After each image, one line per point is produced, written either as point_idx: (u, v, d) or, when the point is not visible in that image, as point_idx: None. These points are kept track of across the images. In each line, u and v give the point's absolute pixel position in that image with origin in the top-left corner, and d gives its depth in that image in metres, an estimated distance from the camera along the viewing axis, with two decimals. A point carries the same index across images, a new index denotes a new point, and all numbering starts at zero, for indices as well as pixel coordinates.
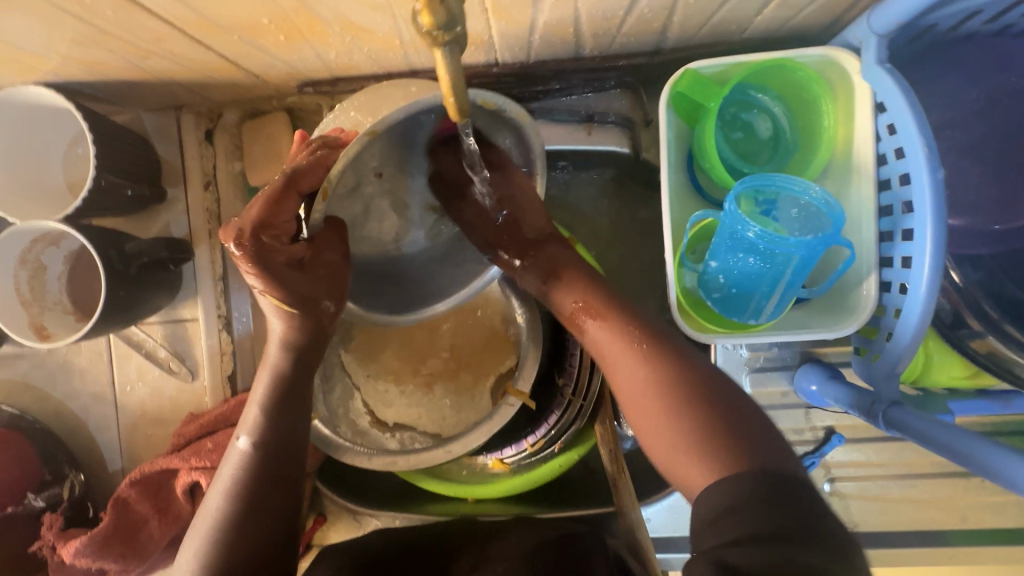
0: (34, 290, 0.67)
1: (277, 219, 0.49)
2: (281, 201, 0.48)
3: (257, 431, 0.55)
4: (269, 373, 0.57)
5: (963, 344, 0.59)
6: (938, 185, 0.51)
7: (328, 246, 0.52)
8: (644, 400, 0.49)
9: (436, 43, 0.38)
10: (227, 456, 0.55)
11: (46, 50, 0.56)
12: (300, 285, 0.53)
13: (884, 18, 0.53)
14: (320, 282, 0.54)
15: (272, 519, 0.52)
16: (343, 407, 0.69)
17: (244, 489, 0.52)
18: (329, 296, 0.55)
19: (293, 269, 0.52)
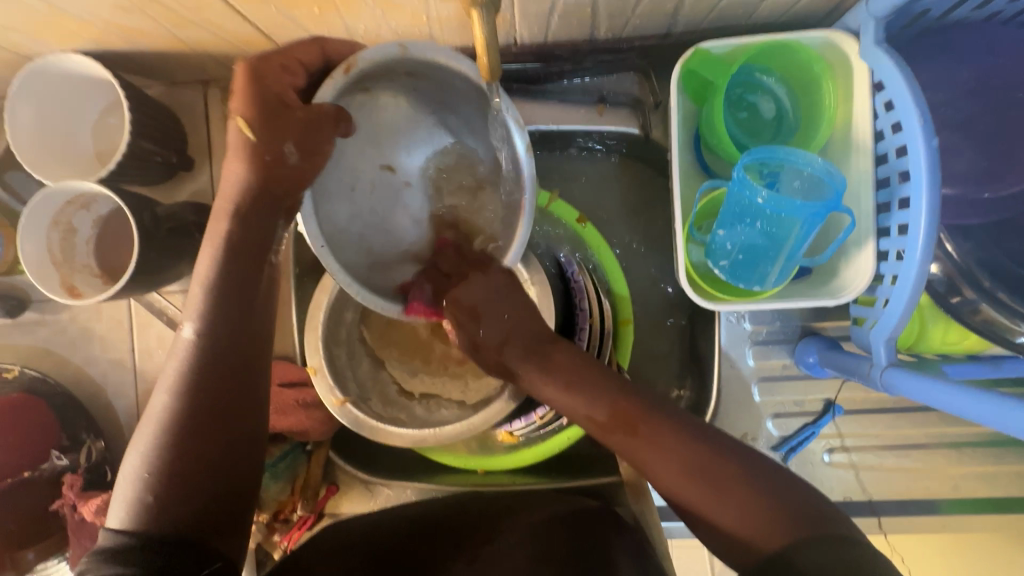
0: (65, 251, 0.69)
1: (267, 76, 0.53)
2: (265, 74, 0.53)
3: (200, 325, 0.54)
4: (213, 257, 0.55)
5: (959, 312, 0.62)
6: (933, 153, 0.54)
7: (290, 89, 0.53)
8: (683, 486, 0.49)
9: (474, 4, 0.43)
10: (171, 345, 0.54)
11: (89, 15, 0.58)
12: (280, 127, 0.53)
13: (882, 2, 0.57)
14: (292, 131, 0.52)
15: (224, 414, 0.52)
16: (366, 380, 0.72)
17: (190, 386, 0.52)
18: (285, 142, 0.53)
19: (270, 106, 0.53)
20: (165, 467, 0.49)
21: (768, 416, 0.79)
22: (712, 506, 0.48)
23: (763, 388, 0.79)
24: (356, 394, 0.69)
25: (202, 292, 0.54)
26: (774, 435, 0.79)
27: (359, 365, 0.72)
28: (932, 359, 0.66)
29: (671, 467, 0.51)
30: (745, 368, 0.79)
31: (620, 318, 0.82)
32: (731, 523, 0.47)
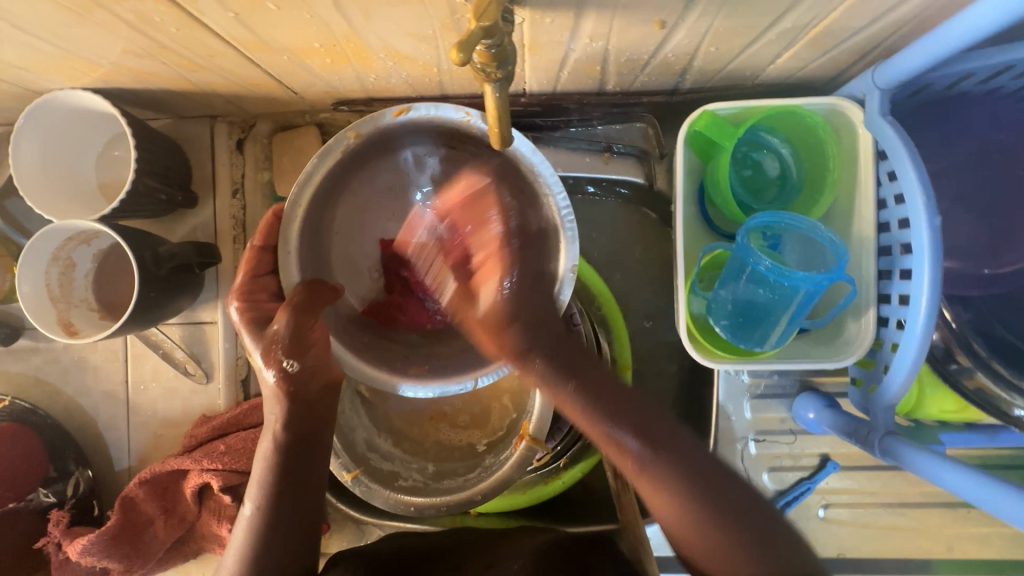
0: (63, 286, 0.68)
1: (262, 276, 0.63)
2: (260, 257, 0.63)
3: (261, 493, 0.58)
4: (268, 443, 0.59)
5: (953, 379, 0.62)
6: (935, 230, 0.55)
7: (293, 304, 0.57)
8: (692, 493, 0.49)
9: (489, 79, 0.42)
10: (237, 522, 0.58)
11: (100, 57, 0.58)
12: (287, 342, 0.57)
13: (888, 75, 0.58)
14: (286, 340, 0.57)
15: (295, 543, 0.57)
16: (367, 433, 0.74)
17: (264, 531, 0.56)
18: (290, 354, 0.57)
19: (264, 323, 0.60)
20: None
21: (764, 469, 0.79)
22: (660, 503, 0.50)
23: (760, 441, 0.79)
24: (362, 449, 0.71)
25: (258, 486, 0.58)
26: (769, 488, 0.79)
27: (358, 418, 0.73)
28: (931, 427, 0.67)
29: (671, 501, 0.50)
30: (743, 420, 0.79)
31: (617, 365, 0.80)
32: (708, 560, 0.49)
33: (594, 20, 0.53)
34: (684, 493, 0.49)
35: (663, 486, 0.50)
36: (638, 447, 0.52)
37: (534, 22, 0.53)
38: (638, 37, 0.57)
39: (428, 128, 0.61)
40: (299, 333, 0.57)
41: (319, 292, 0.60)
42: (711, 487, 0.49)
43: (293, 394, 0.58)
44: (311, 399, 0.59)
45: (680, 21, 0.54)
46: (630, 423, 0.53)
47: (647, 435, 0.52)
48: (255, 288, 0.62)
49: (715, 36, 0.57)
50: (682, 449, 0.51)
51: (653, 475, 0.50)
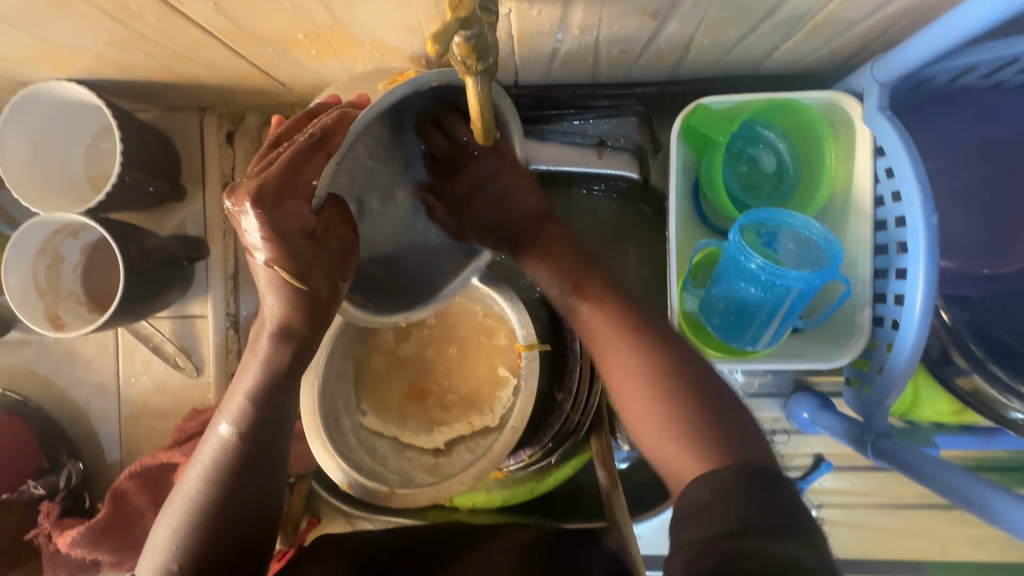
0: (50, 279, 0.68)
1: (300, 177, 0.41)
2: (307, 157, 0.41)
3: (240, 423, 0.50)
4: (257, 363, 0.50)
5: (947, 379, 0.62)
6: (931, 229, 0.53)
7: (343, 228, 0.45)
8: (643, 374, 0.49)
9: (469, 72, 0.41)
10: (207, 439, 0.52)
11: (82, 49, 0.58)
12: (327, 265, 0.45)
13: (888, 69, 0.56)
14: (331, 262, 0.45)
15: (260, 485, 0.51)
16: (404, 463, 0.70)
17: (232, 467, 0.50)
18: (345, 277, 0.46)
19: (305, 241, 0.42)
20: (193, 543, 0.48)
21: None
22: (636, 415, 0.48)
23: None
24: (401, 475, 0.68)
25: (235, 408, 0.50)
26: None
27: (385, 455, 0.70)
28: (925, 429, 0.66)
29: (633, 375, 0.49)
30: None
31: None
32: (666, 458, 0.45)
33: (583, 11, 0.52)
34: (665, 395, 0.47)
35: (636, 360, 0.50)
36: (610, 311, 0.54)
37: (521, 13, 0.52)
38: (629, 28, 0.56)
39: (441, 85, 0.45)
40: (336, 259, 0.45)
41: (342, 218, 0.44)
42: (702, 395, 0.47)
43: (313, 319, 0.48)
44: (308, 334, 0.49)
45: (671, 11, 0.52)
46: (590, 291, 0.56)
47: (603, 307, 0.54)
48: (284, 197, 0.41)
49: (709, 27, 0.56)
50: (654, 323, 0.53)
51: (597, 327, 0.54)
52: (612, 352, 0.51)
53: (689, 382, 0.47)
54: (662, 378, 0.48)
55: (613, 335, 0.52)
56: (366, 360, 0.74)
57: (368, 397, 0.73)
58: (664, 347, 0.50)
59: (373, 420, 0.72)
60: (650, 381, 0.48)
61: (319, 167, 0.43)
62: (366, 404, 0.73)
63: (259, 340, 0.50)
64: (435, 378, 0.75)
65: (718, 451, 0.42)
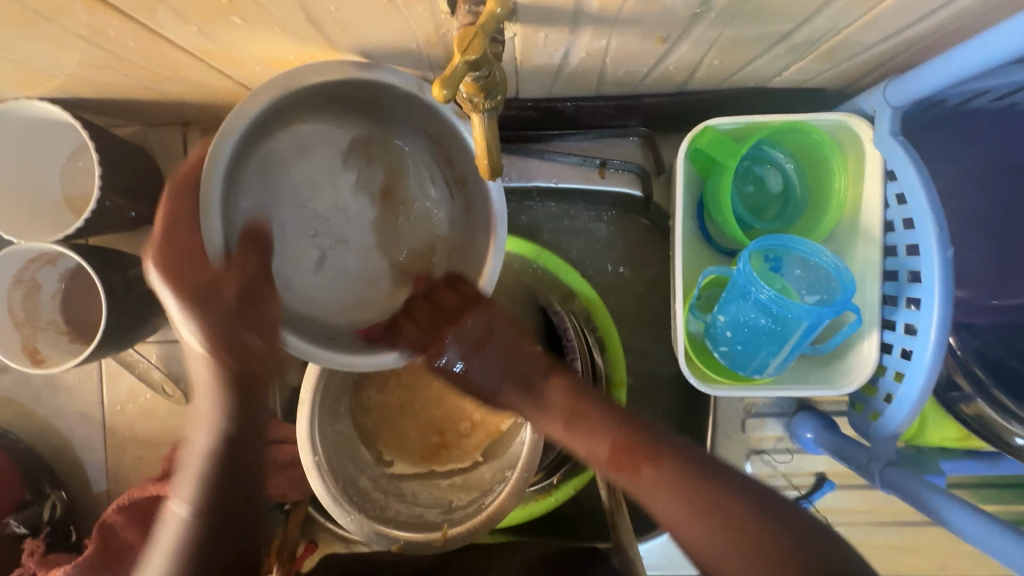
0: (27, 309, 0.65)
1: (184, 209, 0.49)
2: (179, 197, 0.49)
3: (218, 428, 0.52)
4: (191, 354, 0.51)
5: (953, 405, 0.61)
6: (947, 262, 0.52)
7: (245, 271, 0.49)
8: (666, 505, 0.50)
9: (476, 109, 0.39)
10: (162, 523, 0.53)
11: (55, 70, 0.54)
12: (225, 318, 0.49)
13: (900, 93, 0.55)
14: (238, 316, 0.49)
15: (243, 493, 0.53)
16: (438, 491, 0.69)
17: (201, 501, 0.51)
18: (249, 327, 0.49)
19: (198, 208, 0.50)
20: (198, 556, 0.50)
21: None
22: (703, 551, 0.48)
23: (757, 460, 0.78)
24: (439, 505, 0.67)
25: (194, 471, 0.51)
26: None
27: (416, 495, 0.68)
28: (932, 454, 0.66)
29: (678, 506, 0.49)
30: (740, 437, 0.78)
31: (612, 382, 0.78)
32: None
33: (591, 34, 0.49)
34: (694, 489, 0.49)
35: (676, 486, 0.50)
36: (652, 470, 0.52)
37: (526, 36, 0.49)
38: (636, 50, 0.53)
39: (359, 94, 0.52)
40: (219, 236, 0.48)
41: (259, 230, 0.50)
42: (752, 507, 0.48)
43: (242, 385, 0.51)
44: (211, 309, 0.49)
45: (683, 36, 0.50)
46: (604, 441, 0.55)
47: (621, 452, 0.54)
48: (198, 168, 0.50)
49: (720, 50, 0.54)
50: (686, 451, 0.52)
51: (660, 492, 0.51)
52: (668, 508, 0.50)
53: (735, 497, 0.49)
54: (734, 517, 0.48)
55: (641, 483, 0.52)
56: (366, 409, 0.73)
57: (388, 444, 0.73)
58: (699, 474, 0.50)
59: (401, 466, 0.72)
60: (690, 474, 0.50)
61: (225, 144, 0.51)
62: (390, 454, 0.73)
63: (202, 403, 0.53)
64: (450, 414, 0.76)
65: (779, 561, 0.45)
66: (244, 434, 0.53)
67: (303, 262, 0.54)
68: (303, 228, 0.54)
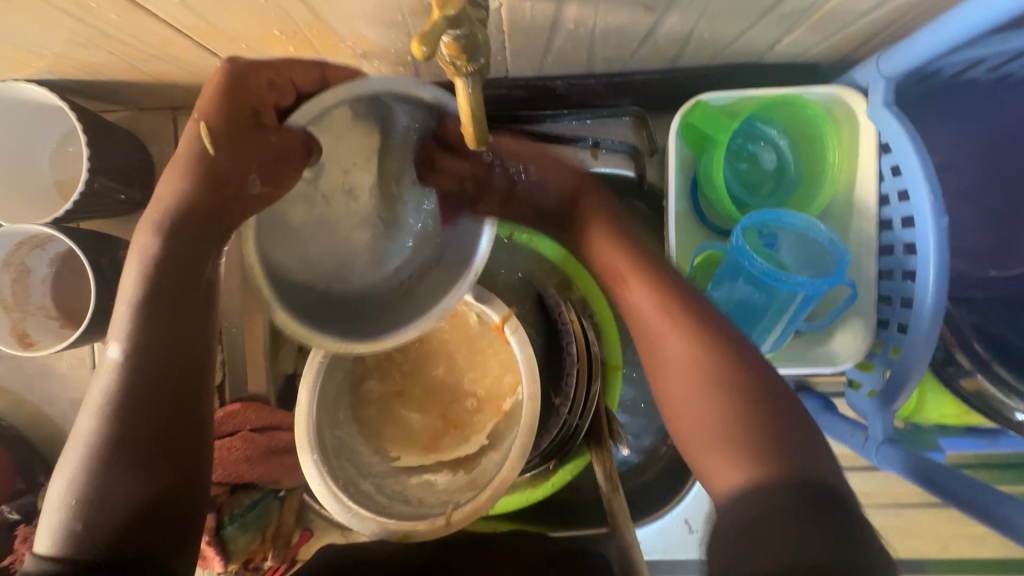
0: (17, 294, 0.64)
1: (286, 75, 0.47)
2: (297, 65, 0.47)
3: (126, 342, 0.50)
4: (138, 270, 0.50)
5: (952, 380, 0.60)
6: (942, 232, 0.52)
7: (293, 146, 0.43)
8: (687, 373, 0.47)
9: (459, 74, 0.38)
10: (97, 361, 0.50)
11: (39, 48, 0.53)
12: (251, 152, 0.46)
13: (894, 64, 0.54)
14: (255, 161, 0.45)
15: (164, 419, 0.50)
16: (444, 492, 0.65)
17: (134, 368, 0.49)
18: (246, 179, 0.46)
19: (254, 117, 0.46)
20: (104, 482, 0.47)
21: None
22: (703, 454, 0.45)
23: None
24: (448, 502, 0.63)
25: (124, 317, 0.50)
26: None
27: (422, 498, 0.65)
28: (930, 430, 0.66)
29: (703, 393, 0.46)
30: None
31: (611, 364, 0.77)
32: (716, 476, 0.44)
33: (578, 3, 0.49)
34: (711, 395, 0.46)
35: (710, 375, 0.47)
36: (693, 327, 0.49)
37: (512, 7, 0.49)
38: (625, 22, 0.53)
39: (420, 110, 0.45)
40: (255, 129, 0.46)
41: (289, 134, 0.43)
42: (772, 412, 0.44)
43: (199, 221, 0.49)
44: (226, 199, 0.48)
45: (670, 5, 0.49)
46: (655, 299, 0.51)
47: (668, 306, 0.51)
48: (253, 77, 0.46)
49: (709, 20, 0.53)
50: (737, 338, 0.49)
51: (682, 363, 0.48)
52: (685, 395, 0.47)
53: (770, 411, 0.44)
54: (756, 406, 0.45)
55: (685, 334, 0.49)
56: (366, 401, 0.73)
57: (397, 440, 0.73)
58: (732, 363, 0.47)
59: (410, 458, 0.71)
60: (723, 363, 0.47)
61: (301, 73, 0.47)
62: (397, 450, 0.72)
63: (146, 233, 0.51)
64: (455, 399, 0.75)
65: (777, 459, 0.42)
66: (173, 360, 0.51)
67: (301, 262, 0.47)
68: (311, 231, 0.47)
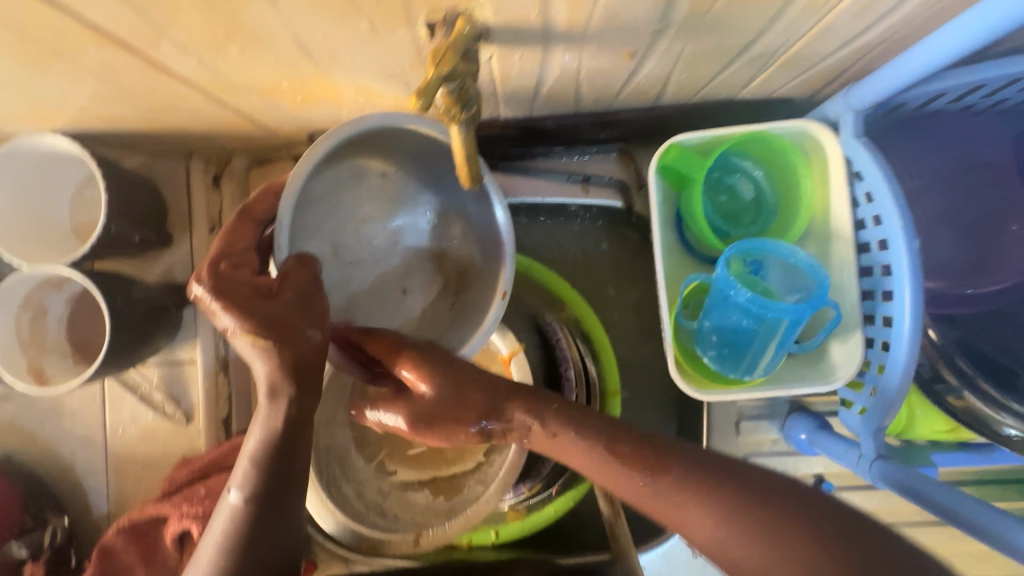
0: (34, 333, 0.67)
1: (238, 250, 0.50)
2: (239, 230, 0.50)
3: (246, 485, 0.50)
4: (258, 429, 0.50)
5: (940, 398, 0.62)
6: (914, 254, 0.54)
7: (304, 279, 0.48)
8: (689, 517, 0.43)
9: (454, 120, 0.42)
10: (216, 509, 0.51)
11: (66, 104, 0.58)
12: (292, 318, 0.47)
13: (860, 97, 0.58)
14: (299, 310, 0.47)
15: (273, 537, 0.51)
16: (419, 514, 0.73)
17: (254, 490, 0.50)
18: (315, 324, 0.48)
19: (261, 296, 0.47)
20: None
21: None
22: None
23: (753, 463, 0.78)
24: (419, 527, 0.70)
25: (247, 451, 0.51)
26: None
27: (397, 513, 0.73)
28: (922, 447, 0.66)
29: (709, 520, 0.43)
30: (735, 442, 0.78)
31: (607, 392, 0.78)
32: None
33: (562, 52, 0.53)
34: (742, 525, 0.41)
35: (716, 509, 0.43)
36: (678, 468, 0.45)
37: (503, 57, 0.53)
38: (607, 68, 0.57)
39: (410, 140, 0.54)
40: (268, 294, 0.47)
41: (307, 265, 0.48)
42: (801, 519, 0.41)
43: (298, 377, 0.48)
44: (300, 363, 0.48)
45: (649, 51, 0.54)
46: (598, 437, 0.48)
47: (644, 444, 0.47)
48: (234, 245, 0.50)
49: (686, 64, 0.58)
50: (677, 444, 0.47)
51: (673, 504, 0.44)
52: (706, 534, 0.43)
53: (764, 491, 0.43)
54: (783, 516, 0.41)
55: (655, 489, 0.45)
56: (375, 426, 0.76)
57: (395, 458, 0.79)
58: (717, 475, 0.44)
59: (406, 472, 0.78)
60: (688, 490, 0.44)
61: (248, 234, 0.51)
62: (394, 464, 0.79)
63: (262, 407, 0.50)
64: None
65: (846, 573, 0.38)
66: (280, 489, 0.50)
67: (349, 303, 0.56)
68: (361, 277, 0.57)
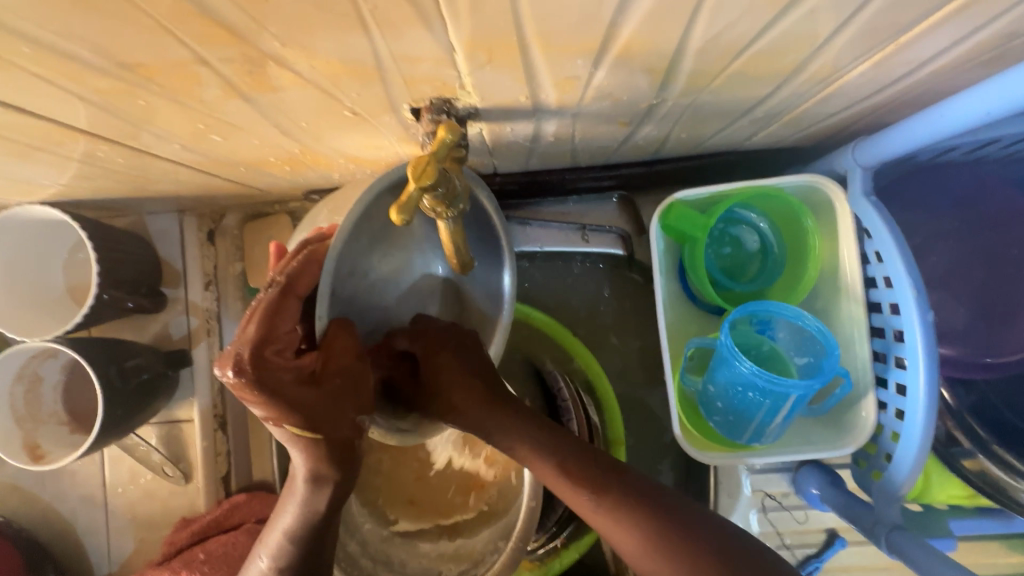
0: (29, 404, 0.66)
1: (280, 332, 0.41)
2: (281, 309, 0.41)
3: (275, 556, 0.47)
4: (295, 506, 0.47)
5: (954, 461, 0.59)
6: (928, 326, 0.52)
7: (347, 356, 0.43)
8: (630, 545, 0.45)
9: (441, 217, 0.40)
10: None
11: (54, 181, 0.57)
12: (340, 407, 0.43)
13: (869, 156, 0.55)
14: (344, 396, 0.43)
15: None
16: (427, 559, 0.70)
17: (287, 564, 0.47)
18: (362, 408, 0.44)
19: (308, 385, 0.41)
20: None
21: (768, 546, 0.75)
22: None
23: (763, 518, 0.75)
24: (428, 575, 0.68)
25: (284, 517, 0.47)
26: None
27: (404, 562, 0.70)
28: (941, 510, 0.64)
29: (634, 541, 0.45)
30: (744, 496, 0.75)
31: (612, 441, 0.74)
32: None
33: (555, 122, 0.51)
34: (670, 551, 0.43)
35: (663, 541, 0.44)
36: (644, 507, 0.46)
37: (494, 130, 0.51)
38: (602, 132, 0.55)
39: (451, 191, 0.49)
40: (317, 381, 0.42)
41: (347, 335, 0.43)
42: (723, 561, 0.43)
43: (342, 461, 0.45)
44: (342, 447, 0.45)
45: (646, 118, 0.51)
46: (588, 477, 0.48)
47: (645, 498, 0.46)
48: (273, 328, 0.40)
49: (685, 125, 0.55)
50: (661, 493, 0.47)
51: (622, 538, 0.45)
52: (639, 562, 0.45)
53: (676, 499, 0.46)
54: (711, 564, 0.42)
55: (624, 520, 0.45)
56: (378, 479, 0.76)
57: (397, 509, 0.76)
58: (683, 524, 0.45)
59: (407, 523, 0.75)
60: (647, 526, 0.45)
61: (295, 312, 0.42)
62: (396, 513, 0.76)
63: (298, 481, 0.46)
64: (469, 468, 0.80)
65: None
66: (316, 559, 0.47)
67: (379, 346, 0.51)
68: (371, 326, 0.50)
